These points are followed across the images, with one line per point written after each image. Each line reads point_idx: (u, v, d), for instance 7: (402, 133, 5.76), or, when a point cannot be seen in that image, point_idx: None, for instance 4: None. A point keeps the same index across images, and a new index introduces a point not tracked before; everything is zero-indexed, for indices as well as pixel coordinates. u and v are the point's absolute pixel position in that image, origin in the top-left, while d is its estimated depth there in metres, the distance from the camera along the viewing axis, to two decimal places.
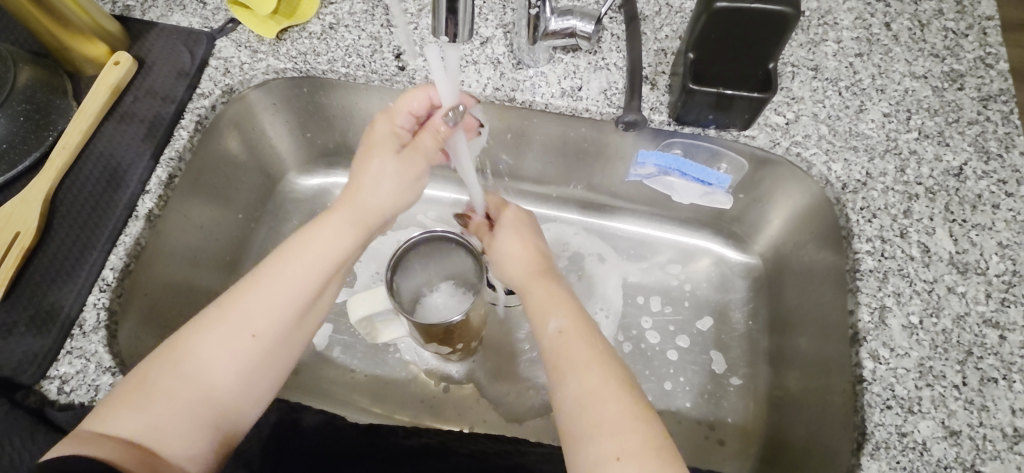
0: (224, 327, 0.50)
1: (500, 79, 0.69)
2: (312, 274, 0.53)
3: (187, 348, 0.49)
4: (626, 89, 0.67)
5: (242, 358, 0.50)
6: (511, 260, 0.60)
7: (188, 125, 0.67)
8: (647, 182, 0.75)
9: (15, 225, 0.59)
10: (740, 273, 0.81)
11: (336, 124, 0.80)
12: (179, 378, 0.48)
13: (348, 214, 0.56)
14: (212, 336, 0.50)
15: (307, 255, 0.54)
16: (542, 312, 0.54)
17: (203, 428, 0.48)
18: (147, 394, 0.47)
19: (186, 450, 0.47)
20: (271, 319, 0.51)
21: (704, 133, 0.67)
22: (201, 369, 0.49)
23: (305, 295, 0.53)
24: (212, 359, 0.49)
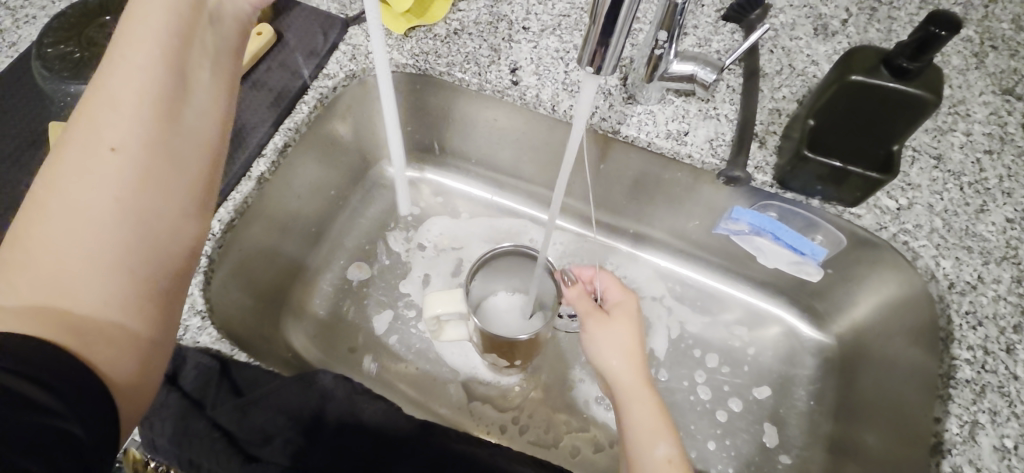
0: (77, 151, 0.38)
1: (608, 110, 0.70)
2: (149, 62, 0.42)
3: (57, 185, 0.37)
4: (733, 143, 0.66)
5: (133, 178, 0.39)
6: (622, 358, 0.57)
7: (310, 101, 0.71)
8: (735, 239, 0.73)
9: None
10: (812, 349, 0.78)
11: (437, 123, 0.84)
12: (55, 218, 0.36)
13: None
14: (70, 166, 0.38)
15: (123, 46, 0.41)
16: (649, 432, 0.52)
17: (99, 269, 0.36)
18: (26, 250, 0.36)
19: (121, 285, 0.37)
20: (119, 123, 0.39)
21: (807, 202, 0.65)
22: (66, 203, 0.37)
23: (144, 84, 0.41)
24: (83, 178, 0.37)
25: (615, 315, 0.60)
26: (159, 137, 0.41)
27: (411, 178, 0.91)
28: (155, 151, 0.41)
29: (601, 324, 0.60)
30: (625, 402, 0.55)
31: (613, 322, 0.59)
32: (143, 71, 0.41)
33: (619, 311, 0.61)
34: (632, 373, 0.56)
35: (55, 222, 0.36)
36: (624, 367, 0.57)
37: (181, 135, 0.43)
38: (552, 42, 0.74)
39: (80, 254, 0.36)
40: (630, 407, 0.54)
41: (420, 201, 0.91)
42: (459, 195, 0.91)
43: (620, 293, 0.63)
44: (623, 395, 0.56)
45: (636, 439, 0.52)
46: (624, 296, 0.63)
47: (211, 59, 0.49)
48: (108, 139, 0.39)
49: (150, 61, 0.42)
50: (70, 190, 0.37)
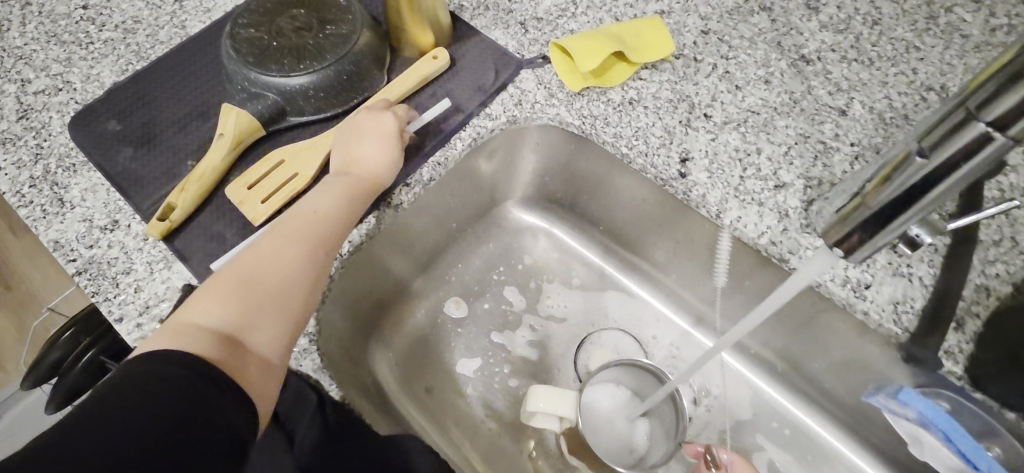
0: (270, 245, 0.54)
1: (780, 233, 0.62)
2: (338, 207, 0.58)
3: (255, 256, 0.53)
4: (923, 315, 0.57)
5: (296, 271, 0.53)
6: None
7: (466, 139, 0.68)
8: (890, 418, 0.60)
9: (297, 166, 0.64)
10: None
11: (579, 183, 0.79)
12: (251, 278, 0.52)
13: (373, 173, 0.62)
14: (255, 255, 0.53)
15: (325, 204, 0.58)
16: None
17: (265, 317, 0.51)
18: (226, 291, 0.50)
19: (268, 339, 0.50)
20: (304, 231, 0.55)
21: (997, 410, 0.55)
22: (261, 274, 0.52)
23: (341, 221, 0.58)
24: (273, 260, 0.53)
25: None
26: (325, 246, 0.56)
27: (534, 225, 0.87)
28: (312, 255, 0.55)
29: None
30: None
31: None
32: (332, 210, 0.58)
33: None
34: None
35: (239, 288, 0.51)
36: None
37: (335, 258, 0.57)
38: (733, 138, 0.67)
39: (238, 312, 0.50)
40: None
41: (535, 252, 0.86)
42: (578, 256, 0.86)
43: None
44: None
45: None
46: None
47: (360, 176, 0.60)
48: (280, 242, 0.54)
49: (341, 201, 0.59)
50: (266, 261, 0.53)
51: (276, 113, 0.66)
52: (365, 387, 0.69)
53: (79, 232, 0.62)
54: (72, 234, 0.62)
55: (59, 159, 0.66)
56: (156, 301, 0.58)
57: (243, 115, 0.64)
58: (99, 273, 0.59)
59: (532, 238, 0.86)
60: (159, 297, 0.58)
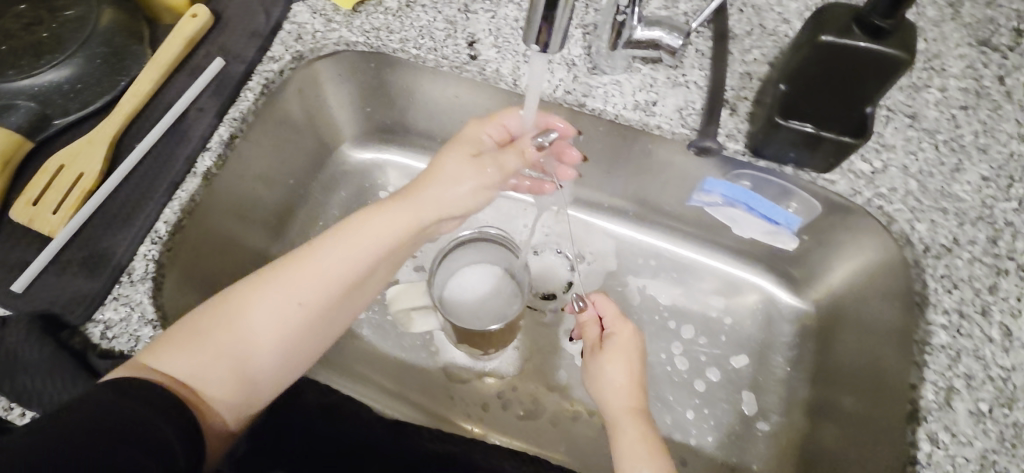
0: (276, 291, 0.51)
1: (572, 82, 0.66)
2: (354, 266, 0.53)
3: (247, 307, 0.50)
4: (703, 111, 0.63)
5: (291, 330, 0.51)
6: (613, 389, 0.57)
7: (255, 87, 0.66)
8: (709, 210, 0.71)
9: (80, 165, 0.60)
10: (789, 317, 0.77)
11: (397, 102, 0.80)
12: (235, 332, 0.49)
13: (407, 215, 0.55)
14: (270, 307, 0.51)
15: (323, 259, 0.53)
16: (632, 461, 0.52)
17: (236, 375, 0.49)
18: (197, 342, 0.48)
19: (236, 385, 0.49)
20: (315, 290, 0.52)
21: (781, 169, 0.63)
22: (256, 328, 0.50)
23: (367, 269, 0.55)
24: (260, 317, 0.50)
25: (614, 341, 0.59)
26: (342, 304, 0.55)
27: (377, 160, 0.86)
28: (316, 323, 0.53)
29: (597, 353, 0.59)
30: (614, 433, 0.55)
31: (606, 360, 0.58)
32: (362, 263, 0.54)
33: (614, 346, 0.59)
34: (625, 398, 0.57)
35: (232, 339, 0.49)
36: (619, 396, 0.57)
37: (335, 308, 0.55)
38: (511, 10, 0.70)
39: (225, 368, 0.49)
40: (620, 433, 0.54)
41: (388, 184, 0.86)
42: None
43: (616, 322, 0.60)
44: (613, 420, 0.56)
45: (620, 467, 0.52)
46: (622, 326, 0.60)
47: (385, 224, 0.54)
48: (308, 308, 0.52)
49: (377, 252, 0.54)
50: (274, 327, 0.50)
51: (37, 120, 0.61)
52: None
53: None
54: None
55: None
56: None
57: None
58: None
59: (381, 172, 0.86)
60: None
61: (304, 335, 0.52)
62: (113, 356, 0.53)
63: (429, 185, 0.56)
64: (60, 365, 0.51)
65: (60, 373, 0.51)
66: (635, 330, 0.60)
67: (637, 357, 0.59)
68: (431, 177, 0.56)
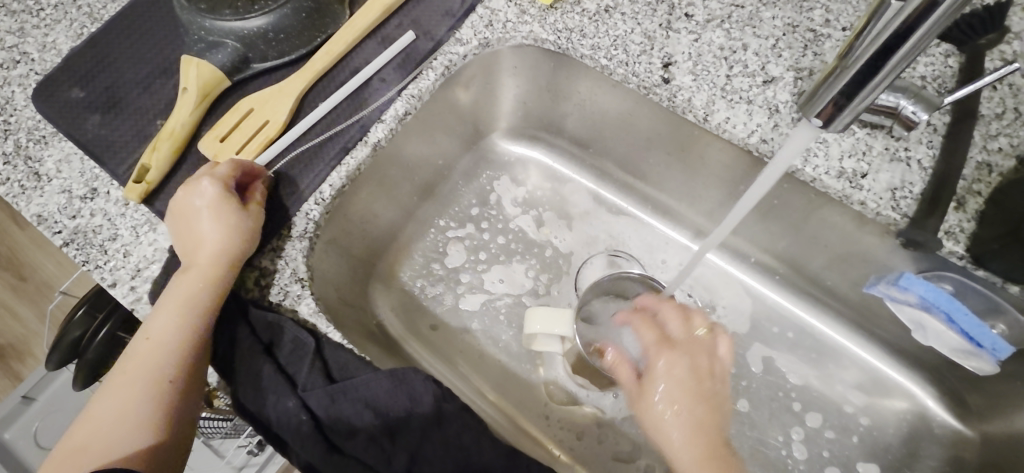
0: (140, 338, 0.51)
1: (771, 131, 0.60)
2: (177, 294, 0.52)
3: (116, 369, 0.50)
4: (922, 198, 0.55)
5: (138, 372, 0.50)
6: (673, 420, 0.49)
7: (437, 67, 0.65)
8: (892, 304, 0.60)
9: (266, 113, 0.61)
10: (940, 441, 0.68)
11: (562, 106, 0.77)
12: (106, 395, 0.49)
13: (184, 221, 0.54)
14: (127, 360, 0.50)
15: (165, 298, 0.52)
16: (667, 420, 0.50)
17: (121, 424, 0.48)
18: (82, 424, 0.49)
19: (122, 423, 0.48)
20: (155, 337, 0.50)
21: (998, 284, 0.54)
22: (120, 382, 0.49)
23: (170, 318, 0.51)
24: (123, 373, 0.50)
25: (664, 361, 0.52)
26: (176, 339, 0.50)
27: (522, 156, 0.84)
28: (166, 355, 0.50)
29: (646, 384, 0.52)
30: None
31: (664, 373, 0.51)
32: (169, 316, 0.51)
33: (679, 352, 0.52)
34: (693, 446, 0.48)
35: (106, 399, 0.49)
36: (681, 447, 0.48)
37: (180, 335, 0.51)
38: (718, 36, 0.64)
39: (111, 421, 0.48)
40: None
41: (527, 182, 0.84)
42: (569, 183, 0.84)
43: (675, 322, 0.55)
44: (684, 471, 0.47)
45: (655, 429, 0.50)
46: (685, 330, 0.54)
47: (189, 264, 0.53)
48: (155, 339, 0.51)
49: (191, 289, 0.52)
50: (124, 377, 0.50)
51: (239, 61, 0.63)
52: (370, 332, 0.70)
53: (60, 203, 0.61)
54: (54, 206, 0.61)
55: (28, 133, 0.64)
56: (146, 263, 0.58)
57: (204, 65, 0.61)
58: (86, 242, 0.59)
59: (526, 169, 0.84)
60: (148, 259, 0.58)
61: (152, 372, 0.49)
62: (262, 303, 0.56)
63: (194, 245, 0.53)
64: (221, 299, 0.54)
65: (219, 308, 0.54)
66: (704, 330, 0.55)
67: (704, 374, 0.52)
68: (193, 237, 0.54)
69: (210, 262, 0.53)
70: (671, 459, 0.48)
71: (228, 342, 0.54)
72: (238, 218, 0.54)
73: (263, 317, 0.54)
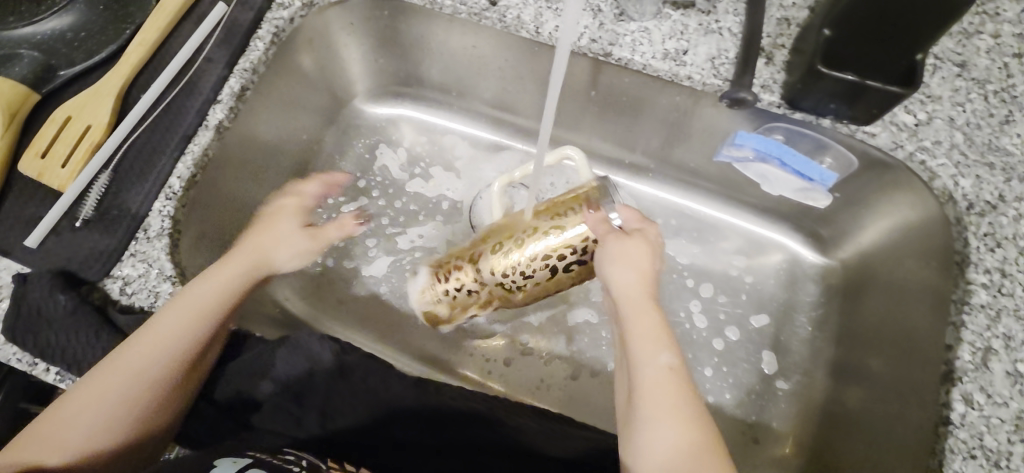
0: (131, 344, 0.46)
1: (598, 30, 0.62)
2: (211, 302, 0.49)
3: (107, 364, 0.46)
4: (737, 60, 0.60)
5: (138, 369, 0.46)
6: (624, 279, 0.52)
7: (265, 36, 0.63)
8: (738, 166, 0.68)
9: (87, 117, 0.58)
10: (814, 277, 0.73)
11: (412, 54, 0.76)
12: (89, 387, 0.45)
13: (257, 256, 0.53)
14: (123, 354, 0.46)
15: (182, 299, 0.48)
16: (626, 279, 0.52)
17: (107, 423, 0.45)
18: (59, 412, 0.45)
19: (122, 433, 0.46)
20: (157, 340, 0.47)
21: (817, 122, 0.60)
22: (110, 378, 0.45)
23: (192, 330, 0.48)
24: (117, 368, 0.46)
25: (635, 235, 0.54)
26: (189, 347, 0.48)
27: (390, 116, 0.82)
28: (172, 360, 0.47)
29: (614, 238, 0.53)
30: (633, 315, 0.50)
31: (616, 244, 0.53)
32: (187, 321, 0.48)
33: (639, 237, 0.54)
34: (641, 289, 0.51)
35: (88, 412, 0.44)
36: (626, 278, 0.51)
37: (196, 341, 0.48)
38: None
39: (99, 416, 0.45)
40: (639, 320, 0.50)
41: (403, 141, 0.82)
42: (444, 131, 0.82)
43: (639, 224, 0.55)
44: (627, 306, 0.51)
45: (610, 281, 0.52)
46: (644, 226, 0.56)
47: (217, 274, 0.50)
48: (161, 338, 0.47)
49: (217, 299, 0.49)
50: (115, 372, 0.46)
51: (43, 70, 0.59)
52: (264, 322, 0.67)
53: None
54: None
55: None
56: None
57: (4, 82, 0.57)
58: None
59: (395, 128, 0.82)
60: None
61: (157, 376, 0.46)
62: (134, 312, 0.52)
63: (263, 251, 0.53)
64: (85, 318, 0.51)
65: (83, 327, 0.50)
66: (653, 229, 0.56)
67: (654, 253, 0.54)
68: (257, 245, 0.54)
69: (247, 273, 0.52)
70: (622, 306, 0.51)
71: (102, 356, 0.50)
72: (232, 279, 0.51)
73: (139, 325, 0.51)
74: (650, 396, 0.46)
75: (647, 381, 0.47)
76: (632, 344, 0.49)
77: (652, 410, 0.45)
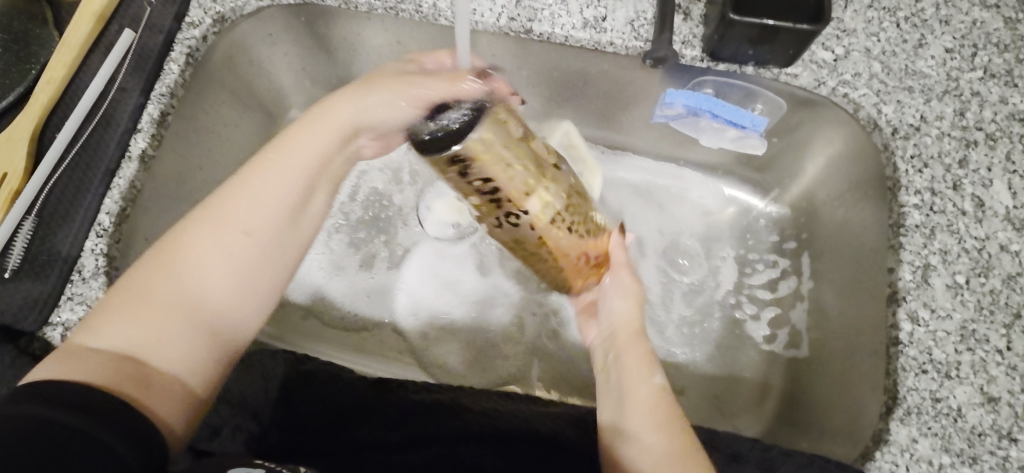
0: (215, 223, 0.46)
1: (515, 8, 0.62)
2: (287, 183, 0.49)
3: (184, 248, 0.45)
4: (655, 20, 0.60)
5: (239, 254, 0.46)
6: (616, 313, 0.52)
7: (179, 57, 0.62)
8: (675, 123, 0.69)
9: (2, 165, 0.56)
10: (768, 225, 0.72)
11: (338, 59, 0.74)
12: (180, 274, 0.45)
13: (326, 134, 0.50)
14: (213, 238, 0.46)
15: (263, 175, 0.48)
16: (626, 304, 0.53)
17: (198, 326, 0.44)
18: (149, 297, 0.44)
19: (190, 342, 0.44)
20: (263, 211, 0.48)
21: (741, 71, 0.60)
22: (194, 269, 0.45)
23: (280, 220, 0.49)
24: (201, 253, 0.45)
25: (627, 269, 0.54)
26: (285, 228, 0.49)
27: None
28: (268, 239, 0.48)
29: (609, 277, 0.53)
30: (622, 346, 0.51)
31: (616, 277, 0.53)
32: (283, 197, 0.48)
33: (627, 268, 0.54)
34: (630, 320, 0.52)
35: (167, 295, 0.44)
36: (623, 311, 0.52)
37: (285, 233, 0.49)
38: None
39: (179, 317, 0.43)
40: (629, 349, 0.50)
41: None
42: None
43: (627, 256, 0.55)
44: (617, 336, 0.52)
45: (611, 309, 0.53)
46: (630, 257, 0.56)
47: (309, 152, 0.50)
48: (258, 225, 0.47)
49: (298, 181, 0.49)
50: (209, 254, 0.46)
51: None
52: None
53: None
54: None
55: None
56: None
57: None
58: None
59: None
60: None
61: (252, 260, 0.47)
62: None
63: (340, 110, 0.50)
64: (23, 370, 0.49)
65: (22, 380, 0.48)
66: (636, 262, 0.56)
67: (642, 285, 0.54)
68: (341, 100, 0.50)
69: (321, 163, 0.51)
70: (616, 337, 0.52)
71: None
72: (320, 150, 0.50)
73: None
74: (641, 415, 0.46)
75: (635, 401, 0.47)
76: (620, 369, 0.49)
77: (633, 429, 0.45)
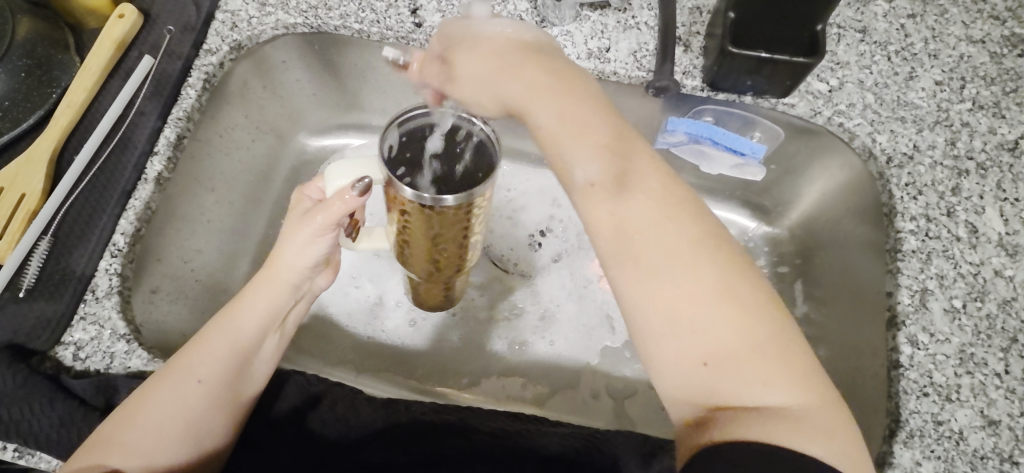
0: (171, 379, 0.47)
1: None
2: (244, 332, 0.50)
3: (145, 396, 0.46)
4: (657, 51, 0.63)
5: (193, 400, 0.47)
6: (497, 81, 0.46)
7: (195, 83, 0.64)
8: (675, 150, 0.69)
9: (20, 186, 0.57)
10: (767, 248, 0.73)
11: (349, 84, 0.76)
12: (140, 426, 0.45)
13: (280, 285, 0.51)
14: (172, 386, 0.46)
15: (222, 325, 0.50)
16: (565, 149, 0.43)
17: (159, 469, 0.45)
18: (111, 444, 0.44)
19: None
20: (215, 363, 0.48)
21: (740, 100, 0.62)
22: (156, 415, 0.45)
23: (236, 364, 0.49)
24: (161, 401, 0.46)
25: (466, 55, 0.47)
26: (242, 377, 0.50)
27: (336, 146, 0.80)
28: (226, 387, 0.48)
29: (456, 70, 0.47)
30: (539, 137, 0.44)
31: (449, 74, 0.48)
32: (236, 347, 0.49)
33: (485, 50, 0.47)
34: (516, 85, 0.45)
35: (127, 442, 0.44)
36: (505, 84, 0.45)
37: (242, 377, 0.50)
38: None
39: (139, 461, 0.44)
40: (545, 128, 0.44)
41: None
42: None
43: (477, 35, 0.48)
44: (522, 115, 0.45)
45: (558, 169, 0.44)
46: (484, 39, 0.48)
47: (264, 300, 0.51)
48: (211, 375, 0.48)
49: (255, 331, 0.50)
50: (165, 401, 0.46)
51: None
52: None
53: None
54: None
55: None
56: None
57: None
58: None
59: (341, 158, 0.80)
60: None
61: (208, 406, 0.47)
62: (89, 376, 0.51)
63: (282, 261, 0.51)
64: (33, 388, 0.49)
65: (33, 398, 0.49)
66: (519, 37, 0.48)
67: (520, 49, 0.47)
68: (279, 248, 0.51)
69: (273, 311, 0.51)
70: (603, 227, 0.41)
71: (58, 424, 0.48)
72: (271, 298, 0.51)
73: (96, 387, 0.49)
74: (692, 314, 0.38)
75: (682, 310, 0.39)
76: (617, 260, 0.41)
77: (679, 326, 0.38)
